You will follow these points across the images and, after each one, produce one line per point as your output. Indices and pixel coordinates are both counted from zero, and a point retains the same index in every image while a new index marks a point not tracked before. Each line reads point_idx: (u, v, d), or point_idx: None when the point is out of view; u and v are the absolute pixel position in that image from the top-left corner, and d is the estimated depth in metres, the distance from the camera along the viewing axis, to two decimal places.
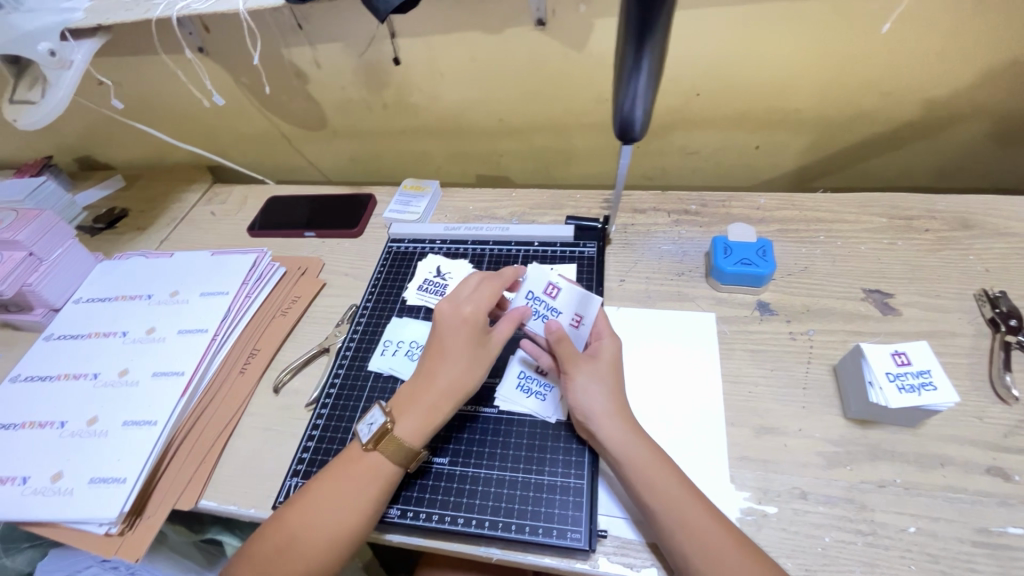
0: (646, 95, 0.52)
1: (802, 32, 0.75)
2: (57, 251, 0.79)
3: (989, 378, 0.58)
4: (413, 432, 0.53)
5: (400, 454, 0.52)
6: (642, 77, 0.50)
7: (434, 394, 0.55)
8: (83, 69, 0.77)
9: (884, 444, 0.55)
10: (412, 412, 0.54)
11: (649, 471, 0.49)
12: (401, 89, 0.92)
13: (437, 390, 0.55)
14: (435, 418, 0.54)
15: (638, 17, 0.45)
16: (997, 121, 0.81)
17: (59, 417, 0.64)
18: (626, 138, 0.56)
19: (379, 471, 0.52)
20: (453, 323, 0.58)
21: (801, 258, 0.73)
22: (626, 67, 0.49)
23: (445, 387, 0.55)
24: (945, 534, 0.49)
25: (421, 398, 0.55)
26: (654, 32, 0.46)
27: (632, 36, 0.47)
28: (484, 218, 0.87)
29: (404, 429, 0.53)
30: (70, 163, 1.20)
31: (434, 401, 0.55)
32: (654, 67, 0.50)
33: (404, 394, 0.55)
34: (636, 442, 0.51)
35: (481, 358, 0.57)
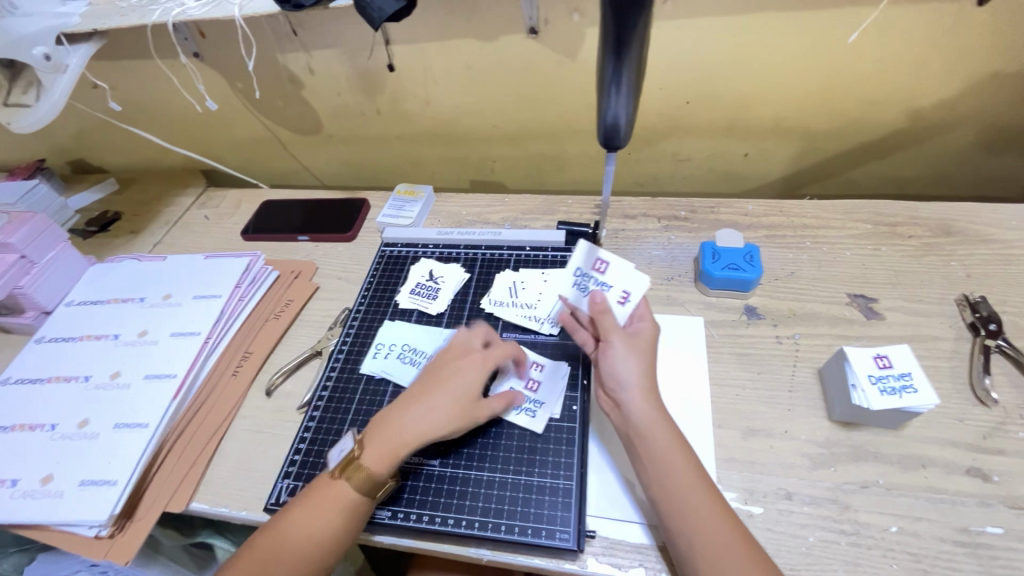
0: (627, 105, 0.53)
1: (788, 43, 0.76)
2: (49, 254, 0.79)
3: (969, 380, 0.59)
4: (381, 462, 0.52)
5: (366, 484, 0.51)
6: (621, 89, 0.51)
7: (405, 428, 0.53)
8: (78, 73, 0.77)
9: (868, 445, 0.56)
10: (379, 442, 0.53)
11: (665, 455, 0.50)
12: (396, 95, 0.93)
13: (410, 425, 0.53)
14: (406, 450, 0.52)
15: (614, 31, 0.46)
16: (978, 130, 0.83)
17: (50, 420, 0.64)
18: (610, 147, 0.57)
19: (346, 502, 0.51)
20: (444, 369, 0.57)
21: (788, 264, 0.74)
22: (606, 79, 0.51)
23: (420, 428, 0.53)
24: (926, 534, 0.50)
25: (394, 429, 0.53)
26: (630, 45, 0.47)
27: (610, 50, 0.48)
28: (477, 223, 0.88)
29: (371, 453, 0.53)
30: (62, 166, 1.20)
31: (403, 433, 0.53)
32: (633, 79, 0.51)
33: (375, 423, 0.55)
34: (659, 423, 0.51)
35: (459, 404, 0.54)
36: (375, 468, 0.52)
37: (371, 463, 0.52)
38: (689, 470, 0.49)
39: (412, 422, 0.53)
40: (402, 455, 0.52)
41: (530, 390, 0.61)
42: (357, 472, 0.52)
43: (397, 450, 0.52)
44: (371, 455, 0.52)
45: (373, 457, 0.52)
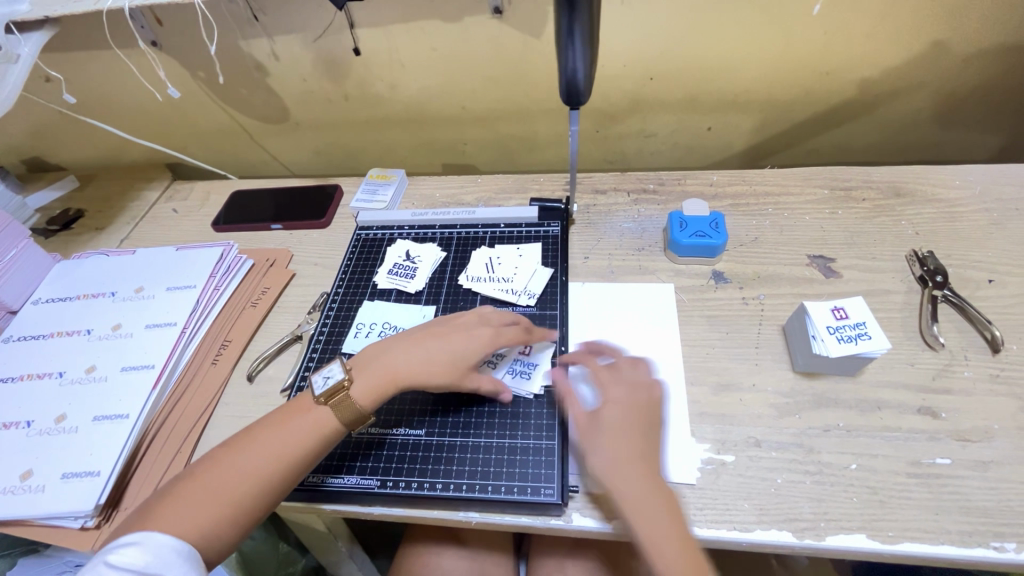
0: (586, 62, 0.55)
1: (745, 17, 0.79)
2: (11, 252, 0.76)
3: (919, 328, 0.63)
4: (370, 397, 0.55)
5: (350, 415, 0.54)
6: (576, 43, 0.53)
7: (405, 368, 0.56)
8: (31, 62, 0.75)
9: (828, 393, 0.59)
10: (377, 374, 0.56)
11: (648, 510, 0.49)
12: (362, 80, 0.93)
13: (408, 361, 0.56)
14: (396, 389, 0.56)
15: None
16: (925, 96, 0.87)
17: (26, 417, 0.63)
18: (573, 103, 0.60)
19: (324, 432, 0.53)
20: (466, 335, 0.58)
21: (751, 230, 0.77)
22: (561, 34, 0.52)
23: (422, 369, 0.56)
24: (882, 468, 0.53)
25: (394, 364, 0.56)
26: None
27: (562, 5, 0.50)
28: (450, 204, 0.88)
29: (362, 390, 0.55)
30: (17, 166, 1.15)
31: (399, 369, 0.56)
32: (587, 33, 0.52)
33: (373, 358, 0.57)
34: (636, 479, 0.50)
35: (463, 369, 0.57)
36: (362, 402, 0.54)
37: (361, 394, 0.55)
38: (663, 519, 0.48)
39: (413, 362, 0.56)
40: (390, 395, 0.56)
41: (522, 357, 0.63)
42: (344, 401, 0.54)
43: (388, 383, 0.56)
44: (363, 385, 0.55)
45: (364, 390, 0.55)
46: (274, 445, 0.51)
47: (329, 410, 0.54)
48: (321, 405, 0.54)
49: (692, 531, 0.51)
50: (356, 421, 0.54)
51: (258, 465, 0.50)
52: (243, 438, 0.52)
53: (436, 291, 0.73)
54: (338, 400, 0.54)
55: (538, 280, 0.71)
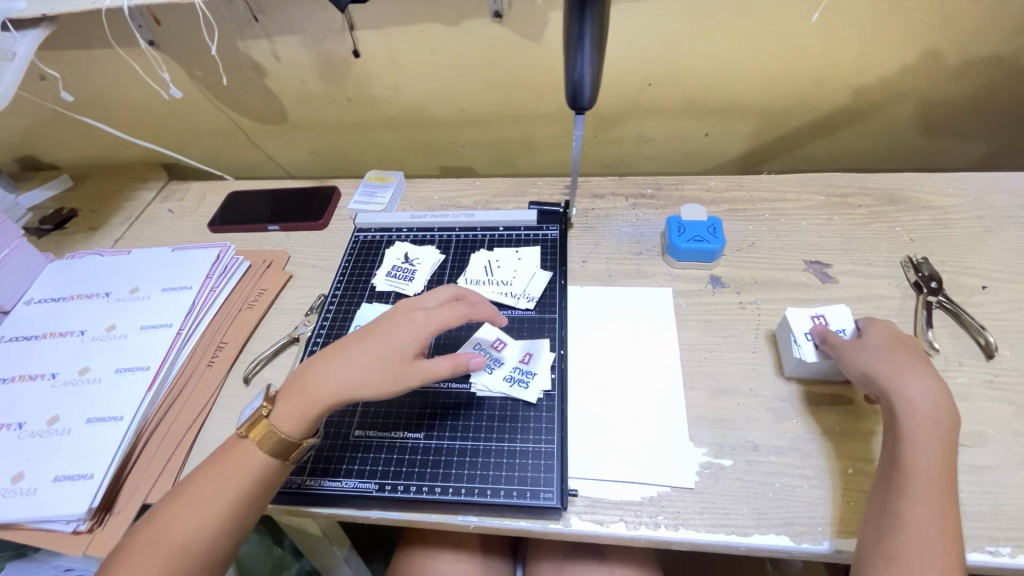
0: (594, 67, 0.55)
1: (743, 24, 0.80)
2: (4, 252, 0.76)
3: (914, 333, 0.64)
4: (292, 421, 0.53)
5: (277, 444, 0.52)
6: (585, 49, 0.53)
7: (326, 381, 0.54)
8: (27, 60, 0.74)
9: (825, 397, 0.60)
10: (297, 399, 0.54)
11: (922, 436, 0.49)
12: (361, 82, 0.92)
13: (329, 374, 0.54)
14: (321, 405, 0.53)
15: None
16: (919, 104, 0.88)
17: (17, 419, 0.62)
18: (578, 107, 0.60)
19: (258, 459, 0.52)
20: (387, 338, 0.56)
21: (749, 235, 0.78)
22: (571, 40, 0.53)
23: (348, 379, 0.54)
24: None
25: (313, 380, 0.54)
26: (591, 7, 0.49)
27: (574, 11, 0.50)
28: (449, 207, 0.89)
29: (282, 417, 0.53)
30: (10, 165, 1.14)
31: (320, 388, 0.54)
32: (598, 41, 0.53)
33: (292, 380, 0.56)
34: (922, 407, 0.50)
35: (393, 369, 0.54)
36: (287, 429, 0.53)
37: (283, 421, 0.53)
38: (945, 438, 0.49)
39: (334, 374, 0.54)
40: (316, 412, 0.54)
41: (523, 367, 0.63)
42: (265, 433, 0.53)
43: (312, 405, 0.53)
44: (285, 413, 0.53)
45: (286, 417, 0.53)
46: (214, 482, 0.51)
47: (253, 444, 0.52)
48: (246, 438, 0.53)
49: (691, 534, 0.51)
50: (288, 449, 0.53)
51: (205, 505, 0.50)
52: (189, 481, 0.52)
53: None
54: (261, 431, 0.53)
55: (537, 283, 0.72)
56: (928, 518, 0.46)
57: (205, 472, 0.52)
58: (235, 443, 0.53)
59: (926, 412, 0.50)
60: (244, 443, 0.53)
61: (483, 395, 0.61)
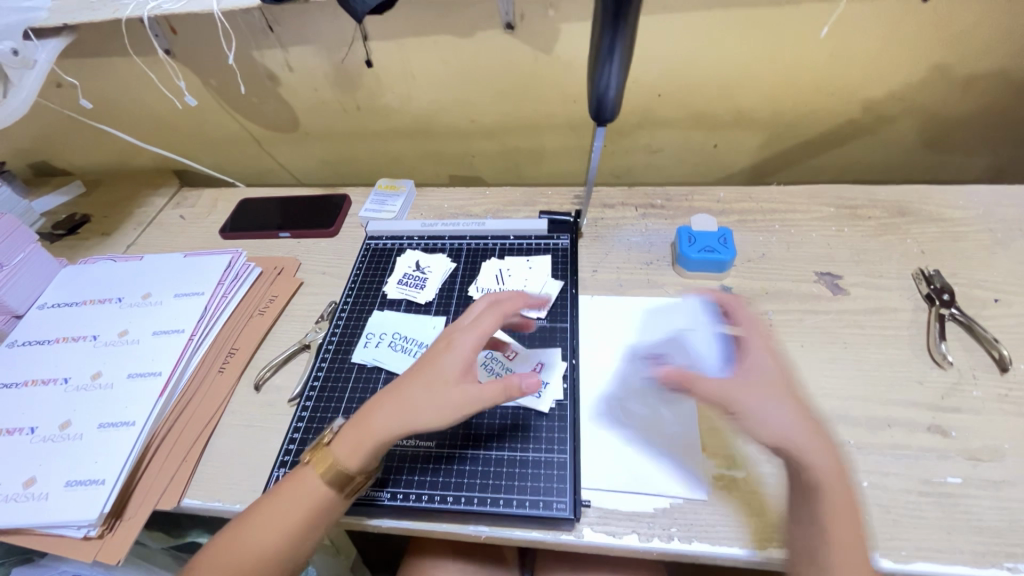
0: (619, 81, 0.56)
1: (753, 37, 0.80)
2: (18, 256, 0.76)
3: (926, 346, 0.64)
4: (351, 452, 0.51)
5: (335, 474, 0.51)
6: (614, 62, 0.54)
7: (383, 414, 0.51)
8: (46, 69, 0.76)
9: (838, 409, 0.59)
10: (355, 430, 0.52)
11: (802, 441, 0.51)
12: (374, 91, 0.93)
13: (387, 411, 0.51)
14: (379, 437, 0.51)
15: (613, 5, 0.48)
16: (929, 116, 0.88)
17: (29, 423, 0.62)
18: (599, 117, 0.60)
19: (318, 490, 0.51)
20: (436, 360, 0.53)
21: (759, 246, 0.78)
22: (601, 51, 0.53)
23: (406, 411, 0.51)
24: (894, 486, 0.53)
25: (370, 417, 0.52)
26: (626, 19, 0.49)
27: (608, 22, 0.50)
28: (459, 215, 0.89)
29: (341, 446, 0.52)
30: (23, 170, 1.15)
31: (376, 420, 0.51)
32: (627, 52, 0.53)
33: (354, 415, 0.54)
34: (789, 406, 0.53)
35: (451, 394, 0.51)
36: (345, 460, 0.51)
37: (342, 452, 0.51)
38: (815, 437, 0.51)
39: (390, 411, 0.51)
40: (374, 443, 0.51)
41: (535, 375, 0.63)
42: (326, 462, 0.51)
43: (370, 438, 0.51)
44: (345, 443, 0.52)
45: (345, 446, 0.51)
46: (276, 511, 0.50)
47: (313, 475, 0.51)
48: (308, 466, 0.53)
49: (704, 547, 0.51)
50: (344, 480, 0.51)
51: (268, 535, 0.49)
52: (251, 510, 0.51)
53: (446, 302, 0.73)
54: (321, 461, 0.52)
55: (548, 292, 0.72)
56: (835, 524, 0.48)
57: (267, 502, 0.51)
58: (297, 472, 0.53)
59: (792, 409, 0.53)
60: (305, 472, 0.52)
61: (494, 403, 0.61)
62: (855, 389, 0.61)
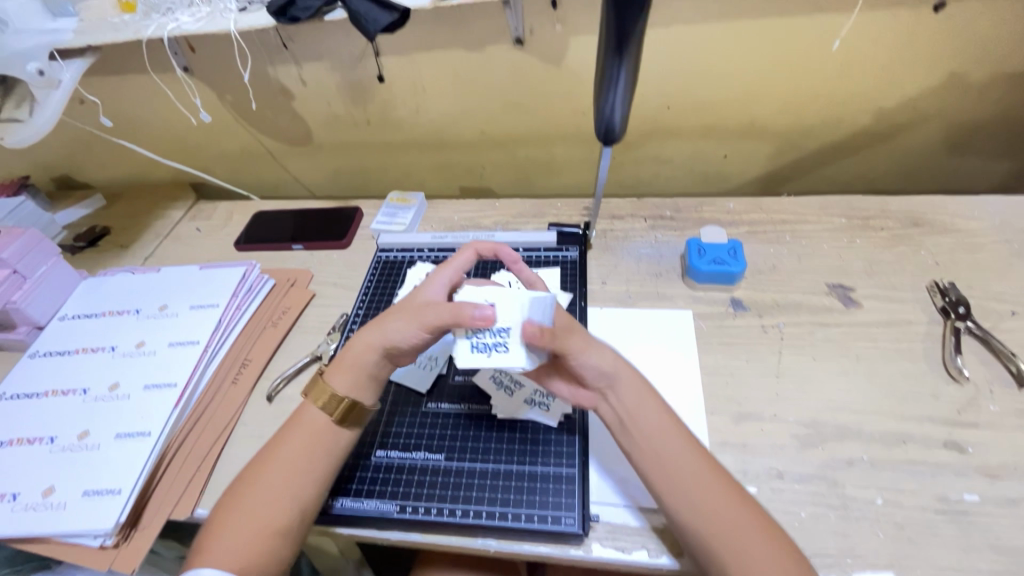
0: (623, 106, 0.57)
1: (761, 48, 0.81)
2: (41, 269, 0.79)
3: (942, 360, 0.63)
4: (341, 375, 0.54)
5: (329, 400, 0.54)
6: (618, 88, 0.55)
7: (363, 337, 0.55)
8: (70, 88, 0.77)
9: (852, 424, 0.59)
10: (341, 361, 0.55)
11: (647, 424, 0.51)
12: (385, 105, 0.95)
13: (367, 331, 0.55)
14: (361, 356, 0.54)
15: (618, 27, 0.50)
16: (943, 125, 0.88)
17: (49, 433, 0.64)
18: (607, 143, 0.61)
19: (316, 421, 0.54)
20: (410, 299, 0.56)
21: (770, 258, 0.78)
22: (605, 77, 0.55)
23: (383, 330, 0.54)
24: (909, 504, 0.53)
25: (356, 341, 0.56)
26: (630, 42, 0.52)
27: (613, 46, 0.52)
28: (469, 227, 0.90)
29: (334, 375, 0.55)
30: (47, 184, 1.18)
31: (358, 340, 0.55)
32: (631, 77, 0.55)
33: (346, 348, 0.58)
34: (674, 434, 0.51)
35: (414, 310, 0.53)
36: (336, 388, 0.54)
37: (335, 380, 0.55)
38: (663, 420, 0.52)
39: (370, 332, 0.55)
40: (359, 364, 0.54)
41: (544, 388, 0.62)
42: (321, 394, 0.55)
43: (352, 359, 0.55)
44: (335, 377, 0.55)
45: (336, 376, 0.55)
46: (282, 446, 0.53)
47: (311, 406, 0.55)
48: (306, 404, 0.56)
49: None
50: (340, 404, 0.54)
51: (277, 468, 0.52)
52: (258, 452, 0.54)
53: None
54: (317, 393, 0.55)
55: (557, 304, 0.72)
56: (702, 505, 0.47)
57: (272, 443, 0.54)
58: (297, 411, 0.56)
59: (676, 438, 0.51)
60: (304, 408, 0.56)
61: (502, 416, 0.61)
62: (869, 404, 0.60)
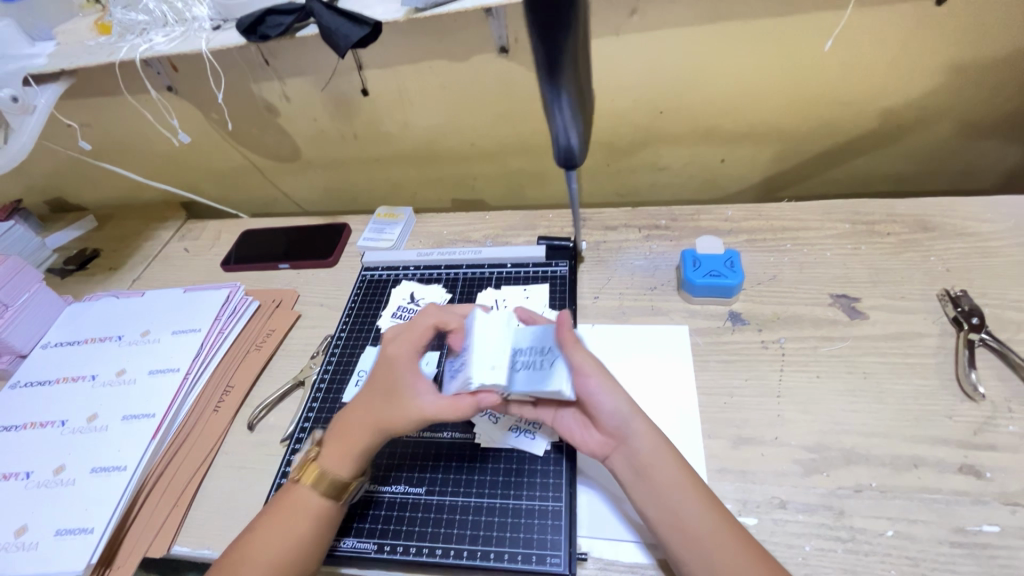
0: (576, 126, 0.53)
1: (756, 48, 0.77)
2: (23, 297, 0.77)
3: (956, 375, 0.59)
4: (339, 462, 0.52)
5: (329, 485, 0.52)
6: (563, 107, 0.51)
7: (355, 424, 0.53)
8: (47, 112, 0.78)
9: (859, 448, 0.55)
10: (337, 441, 0.53)
11: (666, 477, 0.49)
12: (371, 119, 0.93)
13: (359, 421, 0.53)
14: (360, 445, 0.52)
15: (545, 57, 0.47)
16: (950, 123, 0.84)
17: (25, 468, 0.62)
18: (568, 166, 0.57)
19: (313, 505, 0.51)
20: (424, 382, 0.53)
21: (770, 268, 0.74)
22: (547, 99, 0.51)
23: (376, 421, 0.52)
24: (922, 536, 0.49)
25: (348, 428, 0.53)
26: (564, 68, 0.48)
27: (545, 74, 0.49)
28: (458, 242, 0.87)
29: (329, 457, 0.52)
30: (40, 207, 1.18)
31: (353, 429, 0.53)
32: (575, 100, 0.51)
33: (332, 427, 0.55)
34: (688, 486, 0.49)
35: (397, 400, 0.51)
36: (337, 468, 0.52)
37: (332, 464, 0.52)
38: (684, 476, 0.49)
39: (360, 422, 0.53)
40: (358, 452, 0.52)
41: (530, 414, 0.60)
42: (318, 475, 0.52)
43: (353, 447, 0.52)
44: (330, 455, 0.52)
45: (333, 456, 0.52)
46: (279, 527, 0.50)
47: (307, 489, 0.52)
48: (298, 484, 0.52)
49: None
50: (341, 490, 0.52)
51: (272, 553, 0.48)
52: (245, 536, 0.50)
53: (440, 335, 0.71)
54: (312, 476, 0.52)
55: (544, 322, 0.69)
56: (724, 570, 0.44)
57: (265, 522, 0.50)
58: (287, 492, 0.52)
59: (689, 491, 0.48)
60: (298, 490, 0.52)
61: (486, 445, 0.58)
62: (878, 425, 0.56)
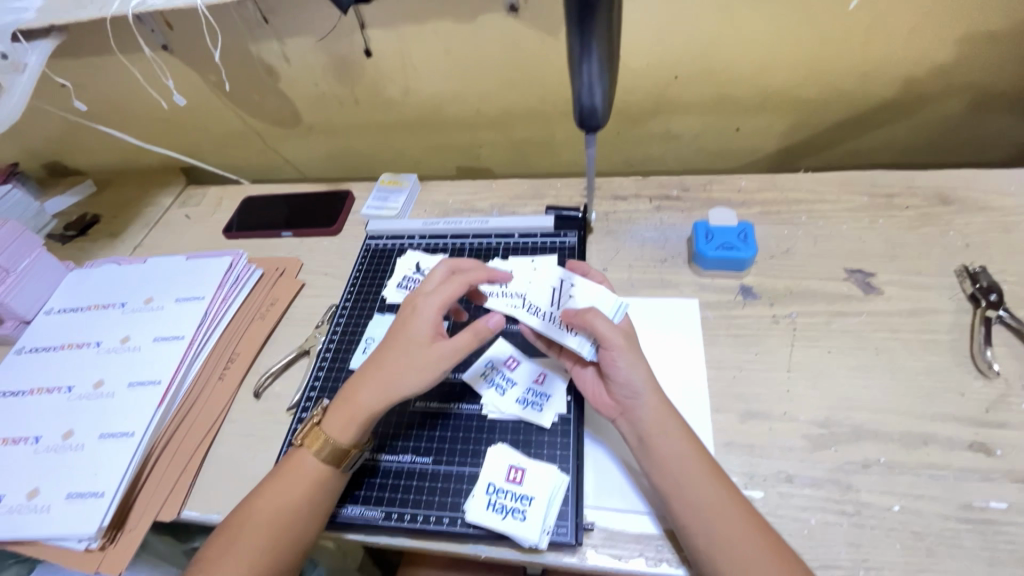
0: (601, 84, 0.51)
1: (778, 11, 0.73)
2: (24, 262, 0.76)
3: (970, 353, 0.58)
4: (291, 486, 0.51)
5: (276, 509, 0.50)
6: (592, 60, 0.49)
7: (295, 471, 0.52)
8: (37, 72, 0.76)
9: (868, 424, 0.55)
10: (285, 476, 0.52)
11: (665, 446, 0.49)
12: (374, 82, 0.90)
13: (296, 460, 0.53)
14: (307, 475, 0.52)
15: (578, 6, 0.44)
16: (978, 92, 0.80)
17: (33, 433, 0.63)
18: (588, 125, 0.56)
19: (265, 521, 0.50)
20: (404, 322, 0.56)
21: (783, 241, 0.72)
22: (575, 53, 0.48)
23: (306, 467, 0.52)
24: (928, 512, 0.49)
25: (292, 466, 0.52)
26: (595, 19, 0.45)
27: (575, 24, 0.46)
28: (464, 211, 0.85)
29: (284, 485, 0.51)
30: (38, 170, 1.16)
31: (305, 465, 0.52)
32: (604, 51, 0.48)
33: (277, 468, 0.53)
34: (689, 456, 0.49)
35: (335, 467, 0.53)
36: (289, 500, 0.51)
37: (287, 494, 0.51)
38: (686, 444, 0.49)
39: (295, 462, 0.53)
40: (305, 478, 0.52)
41: (538, 385, 0.59)
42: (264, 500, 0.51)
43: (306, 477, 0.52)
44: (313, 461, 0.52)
45: (335, 424, 0.53)
46: (244, 530, 0.49)
47: (309, 454, 0.52)
48: (242, 514, 0.50)
49: None
50: (341, 456, 0.52)
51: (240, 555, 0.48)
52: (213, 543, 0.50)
53: None
54: (258, 504, 0.51)
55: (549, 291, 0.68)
56: (720, 534, 0.45)
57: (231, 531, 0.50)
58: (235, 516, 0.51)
59: (692, 460, 0.49)
60: (248, 507, 0.51)
61: (492, 416, 0.58)
62: (889, 401, 0.56)
